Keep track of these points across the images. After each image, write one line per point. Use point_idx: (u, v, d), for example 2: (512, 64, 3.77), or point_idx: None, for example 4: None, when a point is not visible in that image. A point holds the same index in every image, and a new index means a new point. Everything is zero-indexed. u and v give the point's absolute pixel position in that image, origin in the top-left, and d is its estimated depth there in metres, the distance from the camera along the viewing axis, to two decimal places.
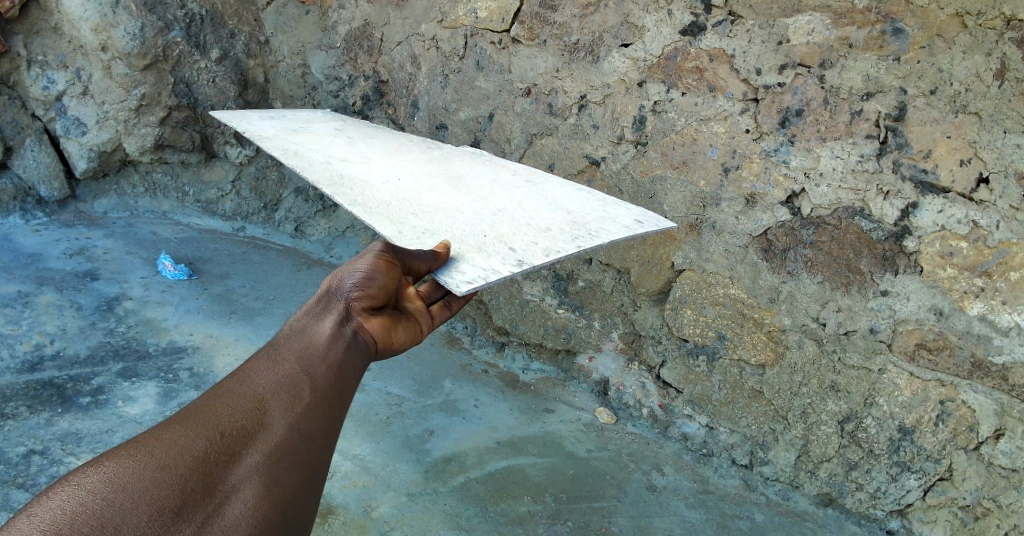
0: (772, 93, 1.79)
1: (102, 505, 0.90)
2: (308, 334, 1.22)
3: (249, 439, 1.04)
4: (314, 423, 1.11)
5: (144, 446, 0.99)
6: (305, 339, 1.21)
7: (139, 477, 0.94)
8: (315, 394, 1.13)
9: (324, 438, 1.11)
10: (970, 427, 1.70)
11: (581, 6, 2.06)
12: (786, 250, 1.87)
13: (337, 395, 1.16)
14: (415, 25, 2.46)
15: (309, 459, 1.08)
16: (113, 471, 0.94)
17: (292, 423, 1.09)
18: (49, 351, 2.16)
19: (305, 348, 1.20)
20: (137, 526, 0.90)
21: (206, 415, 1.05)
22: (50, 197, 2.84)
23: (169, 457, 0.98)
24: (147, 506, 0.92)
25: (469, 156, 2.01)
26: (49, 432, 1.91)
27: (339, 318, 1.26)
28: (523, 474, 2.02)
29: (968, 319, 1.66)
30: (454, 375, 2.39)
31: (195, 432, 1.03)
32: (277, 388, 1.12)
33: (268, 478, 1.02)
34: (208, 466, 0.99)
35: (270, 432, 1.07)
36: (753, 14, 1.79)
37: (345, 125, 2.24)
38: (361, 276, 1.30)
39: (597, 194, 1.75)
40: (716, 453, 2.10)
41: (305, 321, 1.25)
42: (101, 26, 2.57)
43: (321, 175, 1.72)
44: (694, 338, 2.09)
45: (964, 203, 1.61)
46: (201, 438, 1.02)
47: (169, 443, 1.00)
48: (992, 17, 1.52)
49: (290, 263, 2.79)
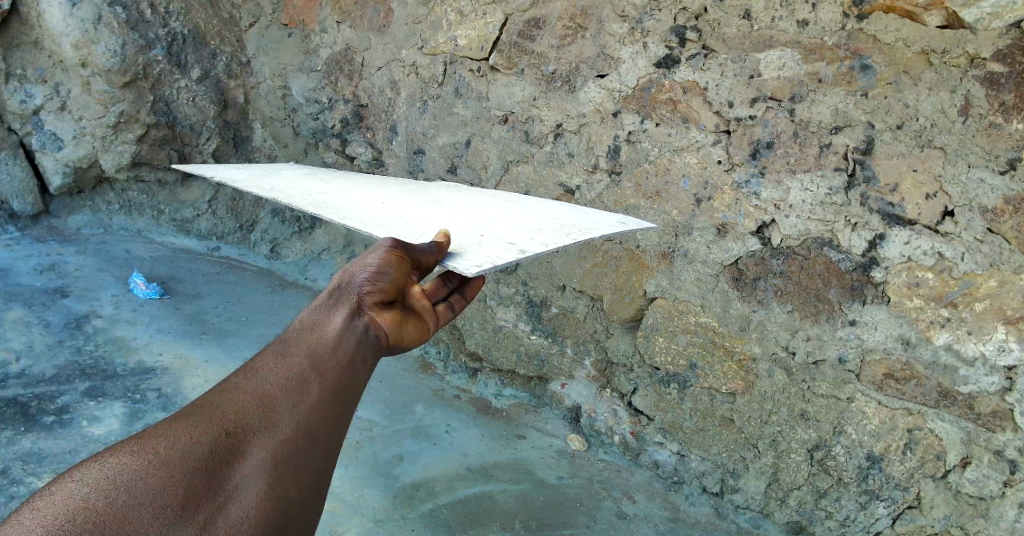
0: (743, 126, 1.83)
1: (105, 502, 0.93)
2: (316, 331, 1.24)
3: (255, 435, 1.07)
4: (322, 418, 1.13)
5: (148, 444, 1.02)
6: (315, 335, 1.23)
7: (143, 474, 0.97)
8: (322, 392, 1.15)
9: (332, 432, 1.13)
10: (937, 455, 1.72)
11: (559, 37, 2.10)
12: (757, 280, 1.90)
13: (344, 392, 1.18)
14: (396, 52, 2.48)
15: (315, 457, 1.10)
16: (114, 470, 0.97)
17: (299, 418, 1.11)
18: (15, 369, 2.13)
19: (314, 344, 1.22)
20: (139, 522, 0.93)
21: (211, 412, 1.08)
22: (23, 212, 2.81)
23: (173, 455, 1.01)
24: (152, 503, 0.95)
25: (445, 188, 2.05)
26: (10, 451, 1.86)
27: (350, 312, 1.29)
28: (494, 501, 2.00)
29: (934, 349, 1.68)
30: (427, 400, 2.38)
31: (201, 429, 1.05)
32: (283, 384, 1.14)
33: (274, 473, 1.05)
34: (212, 461, 1.02)
35: (278, 427, 1.09)
36: (726, 48, 1.83)
37: (314, 172, 2.24)
38: (372, 273, 1.33)
39: (575, 207, 1.80)
40: (687, 481, 2.10)
41: (316, 316, 1.27)
42: (82, 43, 2.58)
43: (306, 203, 1.70)
44: (665, 367, 2.10)
45: (929, 235, 1.65)
46: (206, 436, 1.05)
47: (172, 441, 1.03)
48: (957, 55, 1.56)
49: (264, 285, 2.79)
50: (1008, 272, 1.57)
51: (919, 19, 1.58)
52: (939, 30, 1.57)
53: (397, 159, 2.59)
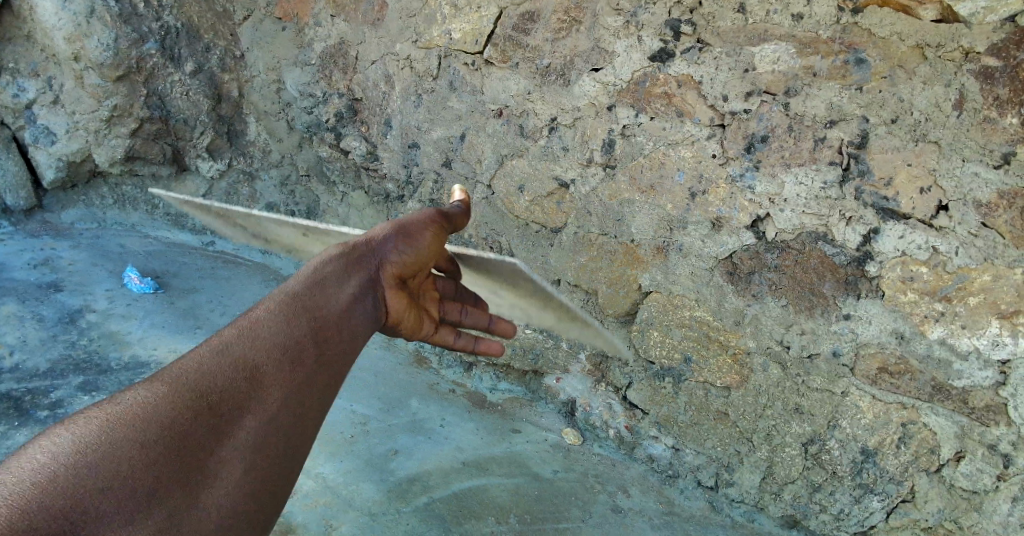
0: (738, 120, 1.83)
1: (75, 479, 0.91)
2: (323, 294, 1.25)
3: (240, 412, 1.06)
4: (308, 396, 1.13)
5: (133, 404, 1.00)
6: (321, 298, 1.24)
7: (120, 449, 0.96)
8: (319, 361, 1.17)
9: (315, 413, 1.13)
10: (931, 449, 1.72)
11: (554, 30, 2.09)
12: (751, 274, 1.90)
13: (335, 367, 1.19)
14: (391, 45, 2.47)
15: (304, 426, 1.12)
16: (88, 442, 0.95)
17: (285, 396, 1.10)
18: (8, 364, 2.12)
19: (314, 307, 1.21)
20: (123, 489, 0.93)
21: (203, 372, 1.07)
22: (16, 206, 2.80)
23: (161, 417, 1.00)
24: (136, 467, 0.95)
25: None
26: (3, 446, 1.86)
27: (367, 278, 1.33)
28: (488, 495, 2.00)
29: (928, 343, 1.69)
30: (421, 394, 2.38)
31: (193, 389, 1.04)
32: (275, 355, 1.12)
33: (263, 443, 1.06)
34: (194, 438, 1.01)
35: (264, 404, 1.08)
36: (721, 42, 1.82)
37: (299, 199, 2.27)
38: (406, 244, 1.40)
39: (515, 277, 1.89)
40: (682, 475, 2.11)
41: (325, 275, 1.27)
42: (74, 37, 2.57)
43: None
44: (660, 360, 2.11)
45: (924, 229, 1.64)
46: (198, 397, 1.04)
47: (153, 411, 1.00)
48: (952, 49, 1.55)
49: (259, 279, 2.79)
50: (1002, 267, 1.57)
51: (914, 13, 1.57)
52: (934, 24, 1.56)
53: (393, 154, 2.58)
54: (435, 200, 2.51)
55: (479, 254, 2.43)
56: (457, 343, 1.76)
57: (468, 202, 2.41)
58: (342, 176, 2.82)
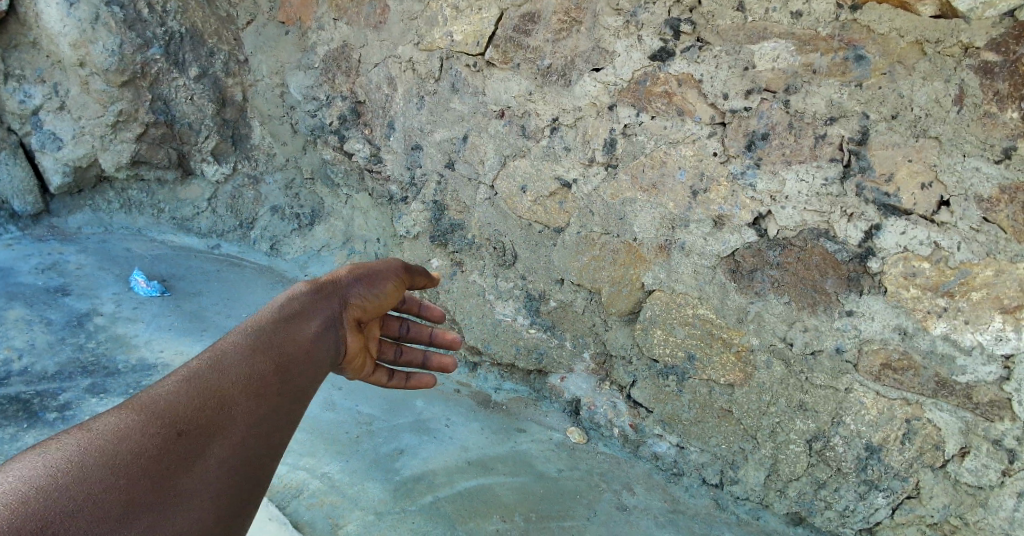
0: (738, 118, 1.84)
1: (47, 501, 0.96)
2: (290, 324, 1.30)
3: (210, 432, 1.11)
4: (276, 414, 1.19)
5: (114, 422, 1.08)
6: (287, 327, 1.29)
7: (90, 473, 1.00)
8: (287, 380, 1.22)
9: (282, 431, 1.18)
10: (936, 445, 1.72)
11: (554, 31, 2.10)
12: (753, 271, 1.91)
13: (303, 385, 1.25)
14: (393, 48, 2.49)
15: (274, 440, 1.17)
16: (58, 467, 1.00)
17: (253, 415, 1.16)
18: (17, 367, 2.14)
19: (279, 336, 1.27)
20: (104, 496, 0.99)
21: (179, 392, 1.13)
22: (24, 211, 2.82)
23: (139, 434, 1.07)
24: (118, 479, 1.01)
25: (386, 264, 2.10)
26: (13, 447, 1.87)
27: (325, 318, 1.38)
28: (493, 494, 2.01)
29: (931, 338, 1.69)
30: (426, 394, 2.38)
31: (170, 408, 1.11)
32: (243, 377, 1.18)
33: (235, 457, 1.11)
34: (164, 458, 1.06)
35: (232, 425, 1.13)
36: (721, 40, 1.83)
37: None
38: (368, 288, 1.49)
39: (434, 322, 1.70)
40: (686, 472, 2.11)
41: (291, 309, 1.34)
42: (80, 43, 2.60)
43: None
44: (663, 358, 2.11)
45: (925, 224, 1.65)
46: (175, 414, 1.10)
47: (122, 437, 1.05)
48: (951, 44, 1.56)
49: (265, 282, 2.81)
50: (1004, 262, 1.57)
51: (912, 10, 1.58)
52: (933, 20, 1.56)
53: (395, 156, 2.60)
54: (438, 202, 2.51)
55: (483, 254, 2.43)
56: (390, 382, 1.62)
57: (471, 203, 2.42)
58: (346, 178, 2.83)
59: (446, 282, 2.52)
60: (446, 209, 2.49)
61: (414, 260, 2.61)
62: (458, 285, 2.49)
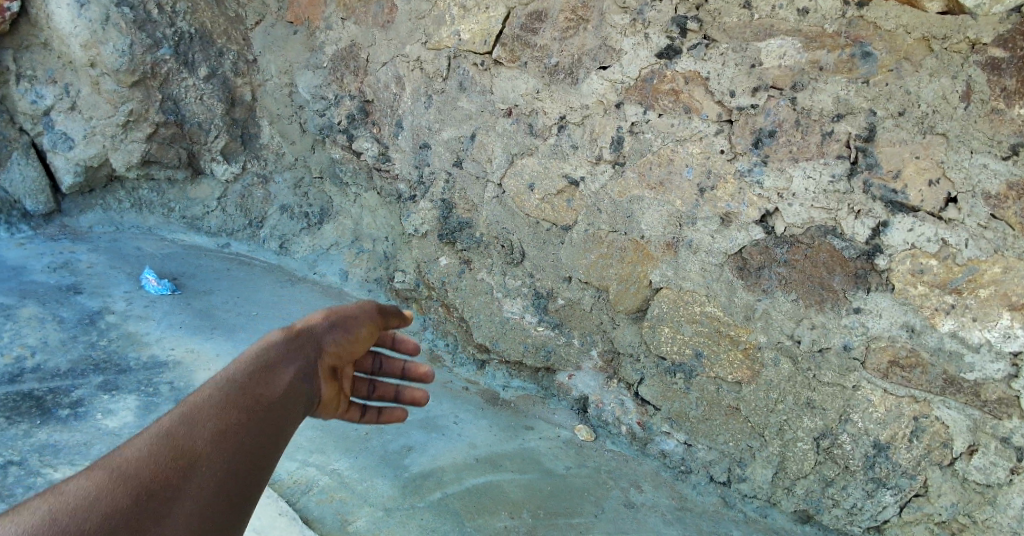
0: (745, 115, 1.84)
1: None
2: (266, 369, 1.06)
3: (172, 504, 0.88)
4: (251, 473, 0.96)
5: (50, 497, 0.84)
6: (263, 374, 1.05)
7: None
8: (265, 434, 0.99)
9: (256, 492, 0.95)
10: (944, 443, 1.72)
11: (561, 30, 2.11)
12: (761, 269, 1.91)
13: (281, 439, 1.02)
14: (401, 47, 2.50)
15: (246, 508, 0.94)
16: None
17: (224, 478, 0.93)
18: (30, 364, 2.16)
19: (256, 383, 1.03)
20: None
21: (133, 455, 0.90)
22: (35, 211, 2.84)
23: (81, 512, 0.83)
24: None
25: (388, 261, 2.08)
26: (26, 443, 1.89)
27: (308, 363, 1.14)
28: (501, 490, 2.02)
29: (939, 335, 1.68)
30: (434, 392, 2.39)
31: (120, 477, 0.87)
32: (213, 433, 0.95)
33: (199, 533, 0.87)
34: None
35: (198, 492, 0.90)
36: (727, 38, 1.83)
37: None
38: (347, 330, 1.23)
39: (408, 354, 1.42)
40: (694, 470, 2.12)
41: (267, 353, 1.10)
42: (90, 44, 2.62)
43: None
44: (671, 356, 2.11)
45: (933, 221, 1.64)
46: (125, 487, 0.87)
47: (62, 515, 0.82)
48: (958, 41, 1.56)
49: (274, 280, 2.83)
50: (1012, 258, 1.56)
51: (919, 6, 1.58)
52: (940, 16, 1.56)
53: (403, 155, 2.61)
54: (446, 200, 2.51)
55: (490, 253, 2.43)
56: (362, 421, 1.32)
57: (478, 201, 2.43)
58: (354, 177, 2.84)
59: (455, 280, 2.53)
60: (453, 207, 2.50)
61: (422, 258, 2.62)
62: (466, 283, 2.50)
